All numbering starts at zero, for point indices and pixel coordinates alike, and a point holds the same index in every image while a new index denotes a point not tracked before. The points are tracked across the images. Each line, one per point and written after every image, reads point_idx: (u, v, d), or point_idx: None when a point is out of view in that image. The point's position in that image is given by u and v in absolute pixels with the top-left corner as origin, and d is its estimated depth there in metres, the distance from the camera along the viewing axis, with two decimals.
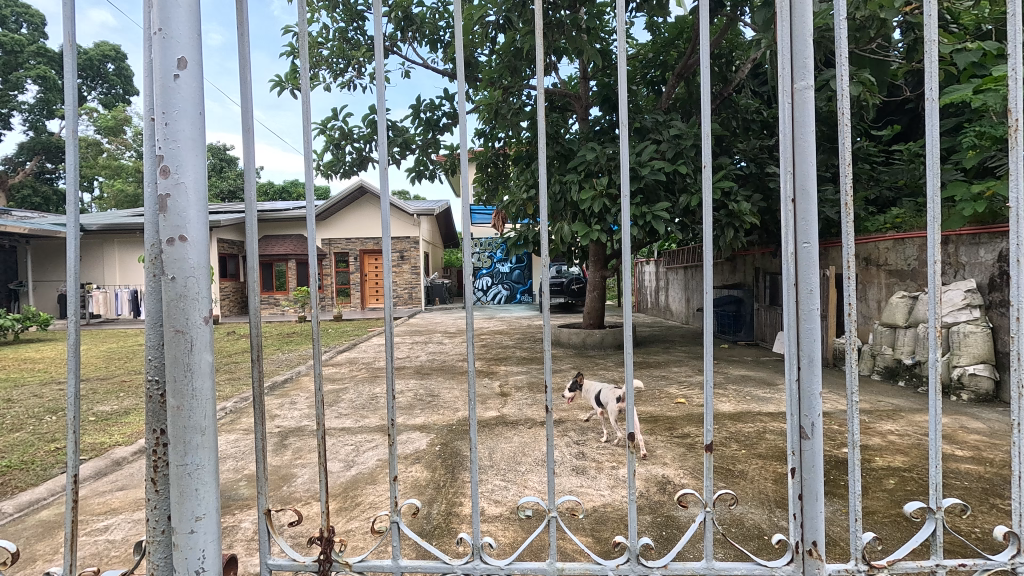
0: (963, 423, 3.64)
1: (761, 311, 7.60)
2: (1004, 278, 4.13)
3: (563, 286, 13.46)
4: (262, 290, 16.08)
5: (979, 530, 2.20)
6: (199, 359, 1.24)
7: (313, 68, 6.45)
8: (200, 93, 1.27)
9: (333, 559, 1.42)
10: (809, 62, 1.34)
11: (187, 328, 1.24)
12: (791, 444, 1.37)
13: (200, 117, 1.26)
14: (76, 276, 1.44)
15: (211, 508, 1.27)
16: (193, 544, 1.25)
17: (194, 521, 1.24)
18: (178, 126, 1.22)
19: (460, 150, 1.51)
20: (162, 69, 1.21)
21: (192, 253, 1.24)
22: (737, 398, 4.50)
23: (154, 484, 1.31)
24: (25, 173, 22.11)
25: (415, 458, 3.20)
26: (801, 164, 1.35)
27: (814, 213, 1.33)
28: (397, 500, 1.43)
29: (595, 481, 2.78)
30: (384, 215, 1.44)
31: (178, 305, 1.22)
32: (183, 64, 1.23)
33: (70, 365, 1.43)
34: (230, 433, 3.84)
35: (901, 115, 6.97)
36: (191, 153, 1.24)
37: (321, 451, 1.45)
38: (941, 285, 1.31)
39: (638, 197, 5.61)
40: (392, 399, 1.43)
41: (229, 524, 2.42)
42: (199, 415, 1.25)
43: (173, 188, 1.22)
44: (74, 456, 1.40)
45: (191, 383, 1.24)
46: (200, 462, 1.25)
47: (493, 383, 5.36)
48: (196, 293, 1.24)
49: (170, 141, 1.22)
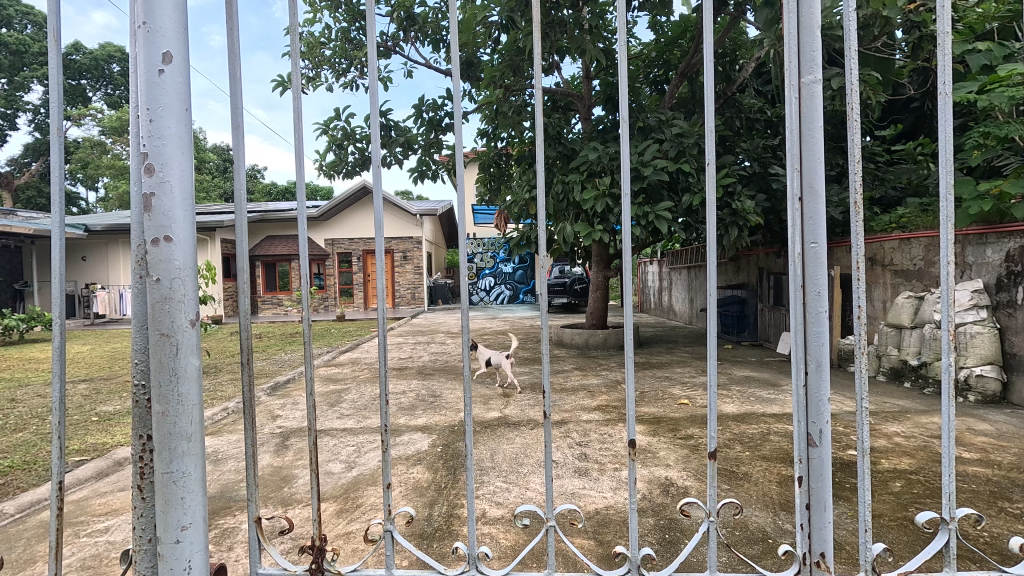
0: (971, 425, 3.60)
1: (765, 312, 7.56)
2: (1013, 278, 4.08)
3: (567, 286, 13.44)
4: (265, 290, 16.00)
5: (987, 535, 2.17)
6: (185, 363, 1.23)
7: (315, 68, 6.47)
8: (187, 89, 1.26)
9: (325, 569, 1.40)
10: (817, 56, 1.31)
11: (173, 332, 1.22)
12: (798, 451, 1.34)
13: (185, 113, 1.24)
14: (62, 278, 1.43)
15: (197, 517, 1.25)
16: (178, 554, 1.23)
17: (179, 531, 1.23)
18: (163, 123, 1.21)
19: (458, 148, 1.49)
20: (147, 65, 1.20)
21: (178, 253, 1.23)
22: (740, 399, 4.48)
23: (140, 492, 1.30)
24: (30, 174, 22.23)
25: (416, 459, 3.19)
26: (809, 162, 1.33)
27: (822, 212, 1.31)
28: (391, 508, 1.41)
29: (598, 483, 2.76)
30: (377, 214, 1.42)
31: (163, 307, 1.21)
32: (168, 59, 1.22)
33: (56, 368, 1.42)
34: (232, 434, 3.83)
35: (906, 115, 6.91)
36: (176, 151, 1.23)
37: (315, 459, 1.44)
38: (953, 286, 1.29)
39: (641, 196, 5.58)
40: (388, 405, 1.41)
41: (229, 526, 2.41)
42: (185, 422, 1.23)
43: (158, 187, 1.20)
44: (61, 461, 1.40)
45: (176, 388, 1.22)
46: (188, 469, 1.24)
47: (495, 383, 5.34)
48: (182, 294, 1.23)
49: (155, 139, 1.20)
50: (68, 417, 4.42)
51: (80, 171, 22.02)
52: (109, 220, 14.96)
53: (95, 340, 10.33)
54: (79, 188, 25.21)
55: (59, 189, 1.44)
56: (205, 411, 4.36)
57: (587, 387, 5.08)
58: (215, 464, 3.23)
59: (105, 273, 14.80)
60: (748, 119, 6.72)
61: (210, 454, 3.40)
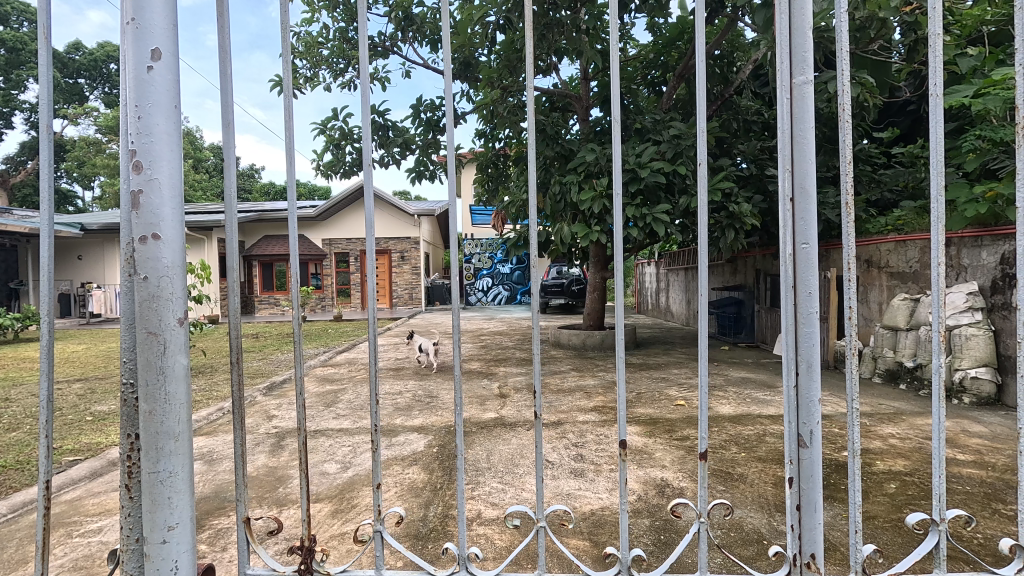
0: (965, 427, 3.61)
1: (761, 313, 7.56)
2: (1007, 280, 4.10)
3: (564, 287, 13.42)
4: (262, 290, 15.97)
5: (980, 536, 2.18)
6: (173, 362, 1.23)
7: (312, 67, 6.45)
8: (176, 87, 1.25)
9: (314, 569, 1.40)
10: (808, 57, 1.32)
11: (161, 330, 1.22)
12: (789, 452, 1.34)
13: (175, 111, 1.24)
14: (50, 276, 1.42)
15: (184, 517, 1.25)
16: (164, 555, 1.22)
17: (166, 531, 1.22)
18: (152, 121, 1.20)
19: (450, 150, 1.49)
20: (135, 62, 1.19)
21: (165, 252, 1.22)
22: (737, 400, 4.48)
23: (128, 491, 1.29)
24: (27, 173, 22.14)
25: (412, 460, 3.18)
26: (800, 163, 1.33)
27: (813, 213, 1.32)
28: (381, 508, 1.40)
29: (594, 484, 2.76)
30: (367, 213, 1.42)
31: (151, 306, 1.20)
32: (157, 56, 1.21)
33: (43, 366, 1.41)
34: (227, 434, 3.81)
35: (903, 117, 6.92)
36: (166, 148, 1.22)
37: (304, 458, 1.43)
38: (944, 288, 1.28)
39: (637, 198, 5.56)
40: (377, 405, 1.40)
41: (224, 526, 2.41)
42: (172, 421, 1.23)
43: (146, 185, 1.20)
44: (46, 460, 1.39)
45: (164, 387, 1.22)
46: (175, 469, 1.23)
47: (492, 384, 5.34)
48: (170, 293, 1.22)
49: (143, 136, 1.20)
50: (62, 417, 4.40)
51: (76, 170, 21.94)
52: (105, 219, 14.91)
53: (90, 340, 10.28)
54: (75, 187, 25.12)
55: (49, 188, 1.43)
56: (200, 411, 4.34)
57: (584, 388, 5.07)
58: (209, 464, 3.21)
59: (101, 272, 14.72)
60: (745, 121, 6.74)
61: (204, 454, 3.39)
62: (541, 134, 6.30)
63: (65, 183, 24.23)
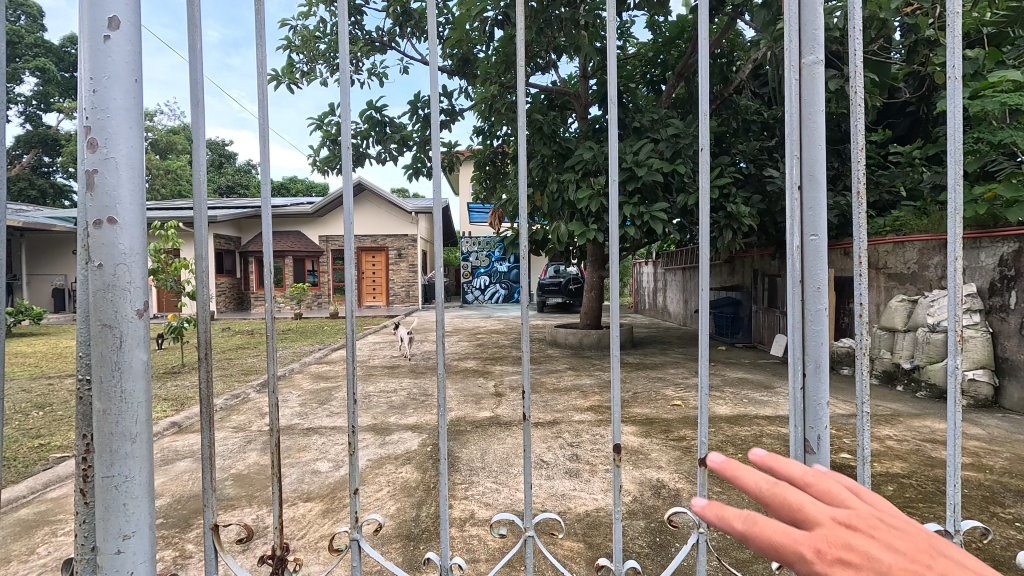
0: (962, 429, 3.60)
1: (760, 314, 7.53)
2: (1005, 283, 4.09)
3: (562, 286, 13.39)
4: (259, 286, 15.93)
5: (978, 540, 2.16)
6: (130, 358, 1.13)
7: (309, 62, 6.39)
8: (137, 58, 1.16)
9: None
10: (818, 36, 1.29)
11: (117, 323, 1.12)
12: (794, 458, 1.31)
13: (136, 85, 1.15)
14: None
15: (140, 524, 1.15)
16: (119, 565, 1.14)
17: (120, 540, 1.13)
18: (108, 94, 1.11)
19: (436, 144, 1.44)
20: (91, 30, 1.10)
21: (124, 238, 1.13)
22: (734, 401, 4.45)
23: (82, 497, 1.20)
24: (22, 167, 21.98)
25: (405, 459, 3.14)
26: (809, 149, 1.29)
27: (823, 202, 1.28)
28: (359, 516, 1.36)
29: (589, 484, 2.73)
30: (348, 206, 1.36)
31: (105, 296, 1.11)
32: (115, 24, 1.12)
33: None
34: (218, 432, 3.76)
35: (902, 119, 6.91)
36: (125, 125, 1.13)
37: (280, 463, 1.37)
38: (959, 283, 1.25)
39: (635, 196, 5.52)
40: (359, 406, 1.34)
41: (213, 525, 2.36)
42: (129, 421, 1.14)
43: (101, 164, 1.11)
44: None
45: (120, 384, 1.13)
46: (131, 473, 1.14)
47: (487, 383, 5.30)
48: (127, 283, 1.13)
49: (99, 110, 1.11)
50: (52, 413, 4.34)
51: (72, 164, 21.80)
52: None
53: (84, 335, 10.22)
54: (71, 182, 24.98)
55: None
56: (192, 408, 4.29)
57: (580, 387, 5.04)
58: (200, 462, 3.17)
59: None
60: (744, 120, 6.71)
61: (195, 452, 3.34)
62: (539, 132, 6.26)
63: (61, 178, 24.07)
